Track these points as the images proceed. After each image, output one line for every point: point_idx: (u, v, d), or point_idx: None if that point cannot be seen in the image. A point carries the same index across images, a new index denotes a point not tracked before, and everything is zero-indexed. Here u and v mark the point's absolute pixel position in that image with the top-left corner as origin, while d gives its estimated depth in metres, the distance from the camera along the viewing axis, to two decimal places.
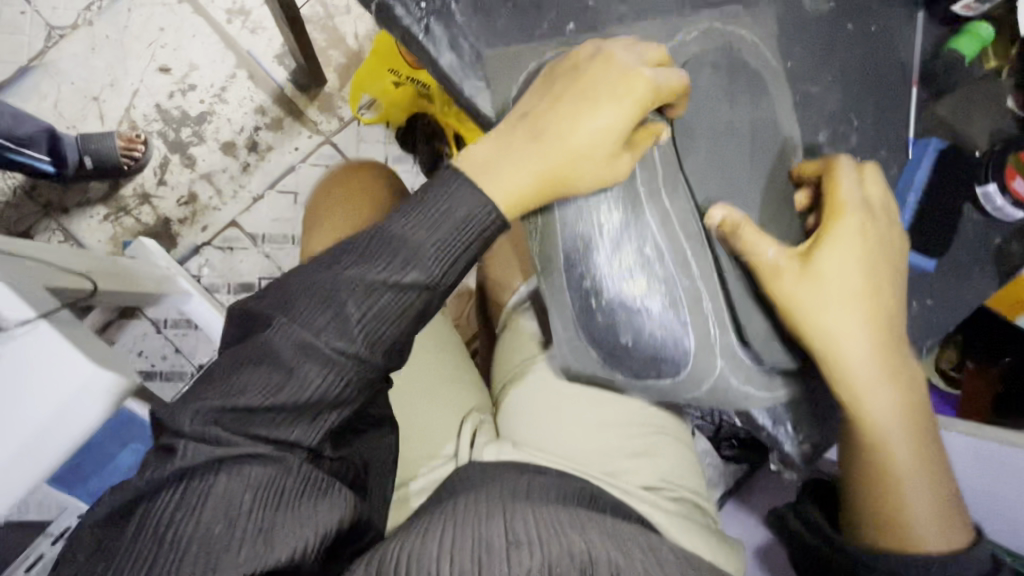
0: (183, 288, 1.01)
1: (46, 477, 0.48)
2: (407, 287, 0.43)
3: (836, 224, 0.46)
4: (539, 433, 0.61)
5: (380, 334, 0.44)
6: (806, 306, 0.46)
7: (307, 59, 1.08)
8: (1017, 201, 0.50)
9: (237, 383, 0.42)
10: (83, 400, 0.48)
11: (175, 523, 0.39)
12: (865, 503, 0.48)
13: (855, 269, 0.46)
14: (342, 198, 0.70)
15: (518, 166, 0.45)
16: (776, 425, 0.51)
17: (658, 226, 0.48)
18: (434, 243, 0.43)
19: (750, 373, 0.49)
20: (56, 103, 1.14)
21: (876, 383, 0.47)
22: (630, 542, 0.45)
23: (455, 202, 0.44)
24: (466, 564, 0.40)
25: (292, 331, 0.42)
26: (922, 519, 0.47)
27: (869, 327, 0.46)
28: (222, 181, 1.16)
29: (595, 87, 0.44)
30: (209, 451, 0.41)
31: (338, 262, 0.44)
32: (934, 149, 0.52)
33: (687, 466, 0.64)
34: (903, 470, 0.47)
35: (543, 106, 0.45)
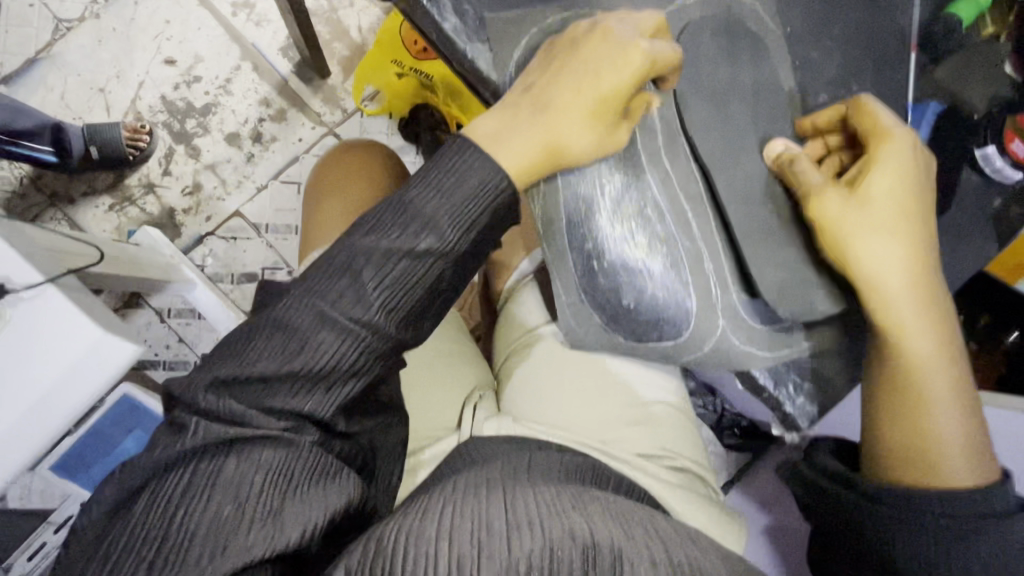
0: (187, 277, 1.02)
1: (54, 440, 0.48)
2: (423, 254, 0.42)
3: (885, 146, 0.47)
4: (544, 400, 0.62)
5: (395, 305, 0.42)
6: (854, 225, 0.46)
7: (311, 50, 1.09)
8: (1016, 162, 0.50)
9: (250, 357, 0.41)
10: (86, 367, 0.48)
11: (185, 503, 0.38)
12: (895, 432, 0.47)
13: (896, 188, 0.47)
14: (349, 177, 0.70)
15: (522, 137, 0.44)
16: (777, 385, 0.55)
17: (658, 185, 0.49)
18: (447, 209, 0.42)
19: (751, 332, 0.51)
20: (62, 95, 1.15)
21: (913, 307, 0.47)
22: (635, 523, 0.43)
23: (470, 170, 0.43)
24: (465, 544, 0.37)
25: (305, 301, 0.42)
26: (954, 449, 0.46)
27: (910, 252, 0.47)
28: (226, 171, 1.17)
29: (594, 58, 0.45)
30: (220, 432, 0.41)
31: (352, 232, 0.43)
32: (931, 115, 0.53)
33: (688, 436, 0.65)
34: (937, 398, 0.47)
35: (542, 80, 0.46)
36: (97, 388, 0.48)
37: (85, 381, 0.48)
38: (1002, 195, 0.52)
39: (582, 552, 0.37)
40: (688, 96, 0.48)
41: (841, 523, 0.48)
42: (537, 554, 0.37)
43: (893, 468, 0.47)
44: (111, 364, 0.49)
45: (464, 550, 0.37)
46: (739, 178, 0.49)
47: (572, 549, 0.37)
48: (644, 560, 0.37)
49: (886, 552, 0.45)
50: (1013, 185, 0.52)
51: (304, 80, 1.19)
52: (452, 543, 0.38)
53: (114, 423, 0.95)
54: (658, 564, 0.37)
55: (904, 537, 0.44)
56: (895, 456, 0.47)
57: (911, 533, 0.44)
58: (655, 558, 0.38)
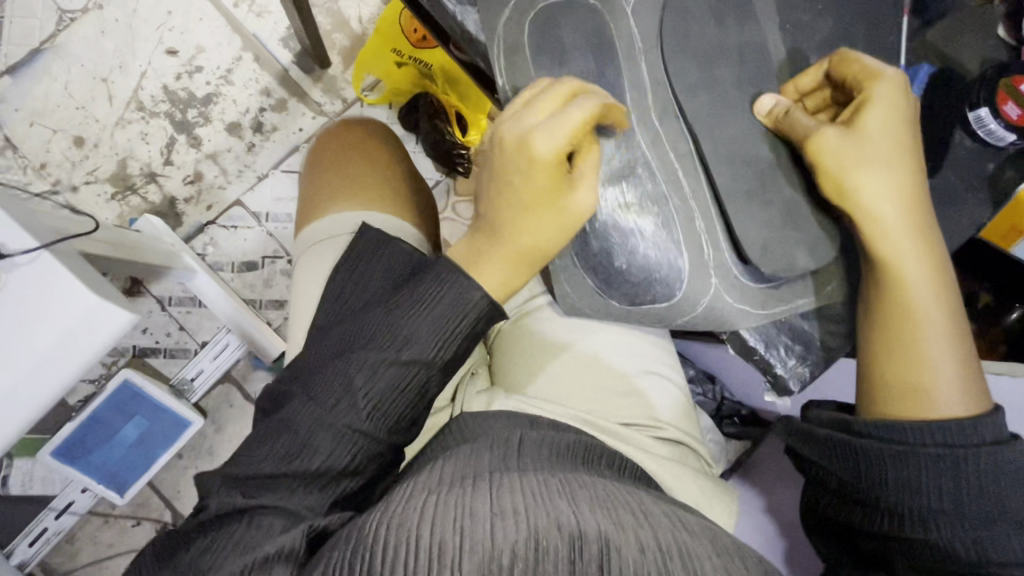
0: (187, 265, 1.00)
1: (48, 404, 0.48)
2: (405, 362, 0.46)
3: (878, 84, 0.47)
4: (534, 377, 0.62)
5: (384, 412, 0.46)
6: (852, 159, 0.46)
7: (312, 40, 1.09)
8: (1009, 125, 0.50)
9: (259, 455, 0.46)
10: (80, 333, 0.48)
11: (198, 562, 0.40)
12: (891, 367, 0.48)
13: (890, 129, 0.47)
14: (344, 157, 0.70)
15: (489, 261, 0.48)
16: (768, 347, 0.55)
17: (648, 143, 0.50)
18: (420, 320, 0.46)
19: (744, 289, 0.51)
20: (65, 85, 1.15)
21: (909, 245, 0.47)
22: (623, 510, 0.42)
23: (449, 286, 0.46)
24: (446, 533, 0.37)
25: (304, 405, 0.46)
26: (948, 380, 0.46)
27: (901, 192, 0.47)
28: (227, 160, 1.17)
29: (514, 171, 0.47)
30: (233, 502, 0.43)
31: (338, 360, 0.47)
32: (925, 74, 0.53)
33: (682, 413, 0.65)
34: (932, 331, 0.47)
35: (495, 205, 0.48)
36: (91, 354, 0.49)
37: (78, 347, 0.48)
38: (996, 158, 0.52)
39: (569, 542, 0.37)
40: (679, 60, 0.49)
41: (840, 485, 0.48)
42: (521, 544, 0.36)
43: (890, 404, 0.47)
44: (104, 330, 0.49)
45: (446, 536, 0.37)
46: (727, 136, 0.49)
47: (558, 539, 0.37)
48: (632, 548, 0.37)
49: (878, 493, 0.45)
50: (1009, 148, 0.52)
51: (305, 70, 1.19)
52: (434, 530, 0.37)
53: (116, 410, 0.96)
54: (646, 552, 0.37)
55: (898, 476, 0.45)
56: (891, 391, 0.47)
57: (903, 466, 0.44)
58: (642, 543, 0.38)
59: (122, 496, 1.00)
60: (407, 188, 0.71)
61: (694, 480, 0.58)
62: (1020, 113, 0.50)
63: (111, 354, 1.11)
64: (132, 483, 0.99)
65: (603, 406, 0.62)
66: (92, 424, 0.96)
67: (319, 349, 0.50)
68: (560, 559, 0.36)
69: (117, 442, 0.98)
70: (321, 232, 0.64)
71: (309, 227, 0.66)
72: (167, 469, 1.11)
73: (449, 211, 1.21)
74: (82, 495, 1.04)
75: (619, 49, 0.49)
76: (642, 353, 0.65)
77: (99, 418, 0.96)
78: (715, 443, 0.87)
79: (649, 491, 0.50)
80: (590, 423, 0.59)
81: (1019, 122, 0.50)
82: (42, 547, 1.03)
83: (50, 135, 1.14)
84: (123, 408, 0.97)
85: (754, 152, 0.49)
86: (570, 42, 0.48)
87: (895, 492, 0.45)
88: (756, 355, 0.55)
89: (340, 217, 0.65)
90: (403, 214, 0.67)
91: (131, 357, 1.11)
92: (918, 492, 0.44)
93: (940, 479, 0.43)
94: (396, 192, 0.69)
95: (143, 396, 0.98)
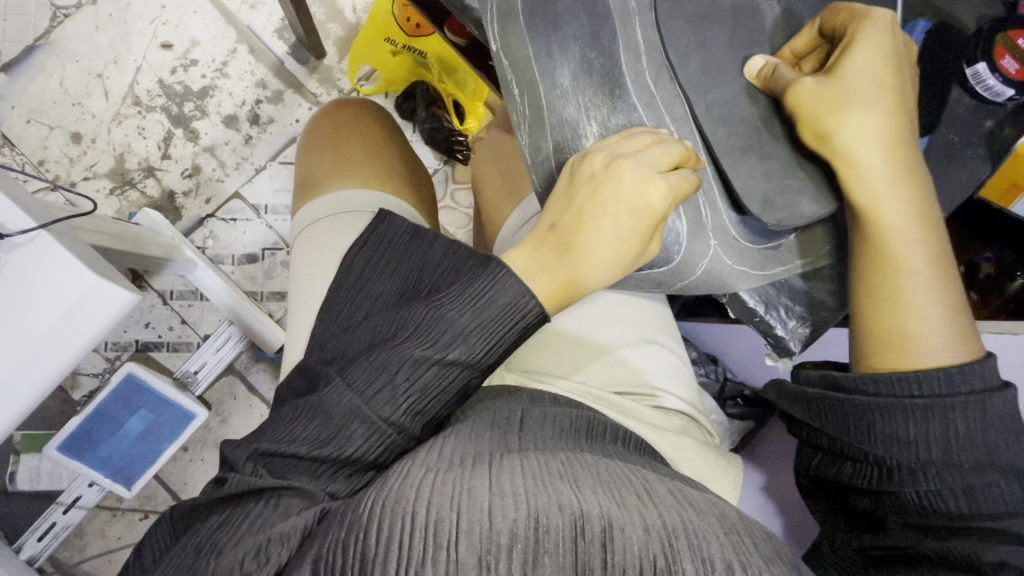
0: (188, 257, 1.01)
1: (55, 383, 0.49)
2: (451, 362, 0.45)
3: (866, 26, 0.47)
4: (539, 353, 0.62)
5: (422, 406, 0.46)
6: (833, 107, 0.46)
7: (306, 30, 1.08)
8: (1006, 79, 0.49)
9: (290, 434, 0.46)
10: (81, 312, 0.49)
11: (215, 535, 0.41)
12: (877, 314, 0.48)
13: (890, 86, 0.47)
14: (341, 136, 0.70)
15: (540, 272, 0.47)
16: (768, 309, 0.54)
17: (644, 109, 0.50)
18: (471, 323, 0.45)
19: (742, 249, 0.51)
20: (61, 81, 1.15)
21: (892, 190, 0.48)
22: (627, 489, 0.42)
23: (500, 289, 0.45)
24: (444, 509, 0.37)
25: (344, 393, 0.46)
26: (935, 329, 0.47)
27: (891, 143, 0.47)
28: (225, 153, 1.17)
29: (601, 205, 0.46)
30: (252, 481, 0.44)
31: (376, 351, 0.47)
32: (921, 32, 0.53)
33: (687, 386, 0.65)
34: (916, 278, 0.48)
35: (567, 218, 0.48)
36: (93, 334, 0.49)
37: (80, 327, 0.48)
38: (995, 114, 0.52)
39: (571, 521, 0.37)
40: (673, 22, 0.49)
41: (831, 446, 0.49)
42: (520, 523, 0.36)
43: (875, 358, 0.48)
44: (106, 309, 0.49)
45: (443, 514, 0.36)
46: (723, 96, 0.49)
47: (559, 520, 0.37)
48: (635, 527, 0.37)
49: (867, 447, 0.46)
50: (1008, 104, 0.51)
51: (301, 61, 1.19)
52: (430, 508, 0.37)
53: (120, 404, 0.97)
54: (649, 530, 0.37)
55: (901, 432, 0.45)
56: (878, 343, 0.48)
57: (909, 421, 0.45)
58: (646, 522, 0.37)
59: (129, 489, 0.99)
60: (402, 168, 0.71)
61: (696, 451, 0.58)
62: (1016, 68, 0.49)
63: (114, 349, 1.11)
64: (140, 475, 0.99)
65: (619, 381, 0.62)
66: (97, 418, 0.96)
67: (358, 341, 0.50)
68: (562, 540, 0.35)
69: (123, 433, 0.98)
70: (317, 212, 0.64)
71: (309, 204, 0.66)
72: (172, 462, 1.12)
73: (449, 199, 1.21)
74: (91, 489, 1.04)
75: (611, 12, 0.49)
76: (642, 324, 0.66)
77: (104, 411, 0.96)
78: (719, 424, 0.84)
79: (653, 467, 0.49)
80: (604, 399, 0.59)
81: (1015, 77, 0.49)
82: (51, 541, 1.02)
83: (47, 132, 1.14)
84: (126, 399, 0.97)
85: (747, 112, 0.49)
86: (563, 5, 0.48)
87: (882, 445, 0.46)
88: (757, 317, 0.54)
89: (336, 196, 0.65)
90: (398, 193, 0.68)
91: (135, 351, 1.12)
92: (923, 445, 0.45)
93: (932, 430, 0.44)
94: (391, 172, 0.69)
95: (144, 386, 0.98)
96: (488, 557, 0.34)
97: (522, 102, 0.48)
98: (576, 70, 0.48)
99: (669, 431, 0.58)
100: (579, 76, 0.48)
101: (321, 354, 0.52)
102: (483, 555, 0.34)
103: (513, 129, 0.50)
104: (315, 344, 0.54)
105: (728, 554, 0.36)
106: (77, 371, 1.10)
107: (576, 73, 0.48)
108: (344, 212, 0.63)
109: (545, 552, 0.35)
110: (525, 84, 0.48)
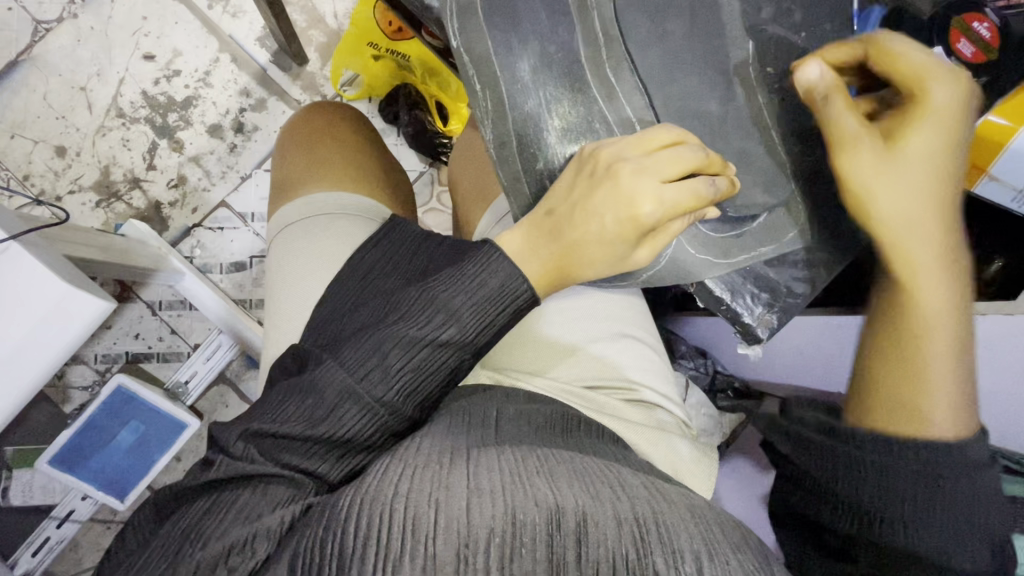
0: (175, 266, 1.00)
1: (30, 394, 0.50)
2: (443, 342, 0.46)
3: (932, 95, 0.47)
4: (514, 354, 0.62)
5: (416, 387, 0.46)
6: (887, 166, 0.47)
7: (287, 38, 1.09)
8: (963, 61, 0.51)
9: (281, 413, 0.45)
10: (53, 324, 0.49)
11: (201, 521, 0.40)
12: (890, 372, 0.47)
13: (945, 150, 0.47)
14: (315, 138, 0.70)
15: (532, 255, 0.47)
16: (734, 297, 0.55)
17: (605, 101, 0.50)
18: (467, 300, 0.46)
19: (705, 238, 0.52)
20: (44, 95, 1.15)
21: (935, 249, 0.48)
22: (601, 483, 0.42)
23: (492, 271, 0.46)
24: (421, 506, 0.37)
25: (337, 372, 0.45)
26: (944, 399, 0.45)
27: (936, 207, 0.48)
28: (210, 162, 1.17)
29: (597, 203, 0.46)
30: (241, 467, 0.43)
31: (367, 333, 0.47)
32: (876, 18, 0.53)
33: (665, 381, 0.66)
34: (930, 344, 0.46)
35: (564, 207, 0.48)
36: (67, 342, 0.50)
37: (54, 337, 0.49)
38: None
39: (547, 516, 0.37)
40: (632, 15, 0.50)
41: (814, 486, 0.48)
42: (498, 519, 0.36)
43: (884, 413, 0.46)
44: (78, 318, 0.50)
45: (421, 511, 0.36)
46: (682, 89, 0.51)
47: (536, 513, 0.37)
48: (609, 522, 0.37)
49: (852, 494, 0.45)
50: None
51: (283, 68, 1.19)
52: (408, 504, 0.37)
53: (111, 416, 0.97)
54: (621, 524, 0.37)
55: (905, 488, 0.44)
56: (890, 399, 0.46)
57: (915, 478, 0.44)
58: (619, 516, 0.38)
59: (122, 501, 0.98)
60: (376, 171, 0.71)
61: (673, 445, 0.59)
62: (972, 50, 0.51)
63: (104, 361, 1.11)
64: (133, 487, 0.99)
65: (597, 377, 0.62)
66: (87, 432, 0.96)
67: (351, 325, 0.50)
68: (538, 533, 0.36)
69: (113, 446, 0.98)
70: (290, 215, 0.65)
71: (284, 208, 0.66)
72: (165, 473, 1.11)
73: (434, 202, 1.21)
74: (83, 503, 1.05)
75: (571, 6, 0.49)
76: (617, 317, 0.66)
77: (96, 425, 0.96)
78: (707, 415, 0.89)
79: (629, 463, 0.49)
80: (576, 394, 0.60)
81: (972, 58, 0.52)
82: (46, 556, 1.04)
83: (31, 146, 1.14)
84: (119, 412, 0.98)
85: (703, 108, 0.51)
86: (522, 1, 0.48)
87: (867, 494, 0.45)
88: (724, 305, 0.54)
89: (309, 199, 0.65)
90: (373, 194, 0.68)
91: (125, 363, 1.11)
92: (929, 498, 0.43)
93: (937, 491, 0.43)
94: (363, 174, 0.69)
95: (135, 399, 0.99)
96: (466, 551, 0.34)
97: (483, 99, 0.49)
98: (536, 64, 0.49)
99: (645, 427, 0.59)
100: (539, 69, 0.49)
101: (315, 331, 0.53)
102: (461, 548, 0.35)
103: (477, 125, 0.50)
104: (311, 323, 0.54)
105: (698, 545, 0.36)
106: (67, 385, 1.10)
107: (536, 66, 0.49)
108: (319, 215, 0.64)
109: (522, 545, 0.35)
110: (486, 79, 0.48)
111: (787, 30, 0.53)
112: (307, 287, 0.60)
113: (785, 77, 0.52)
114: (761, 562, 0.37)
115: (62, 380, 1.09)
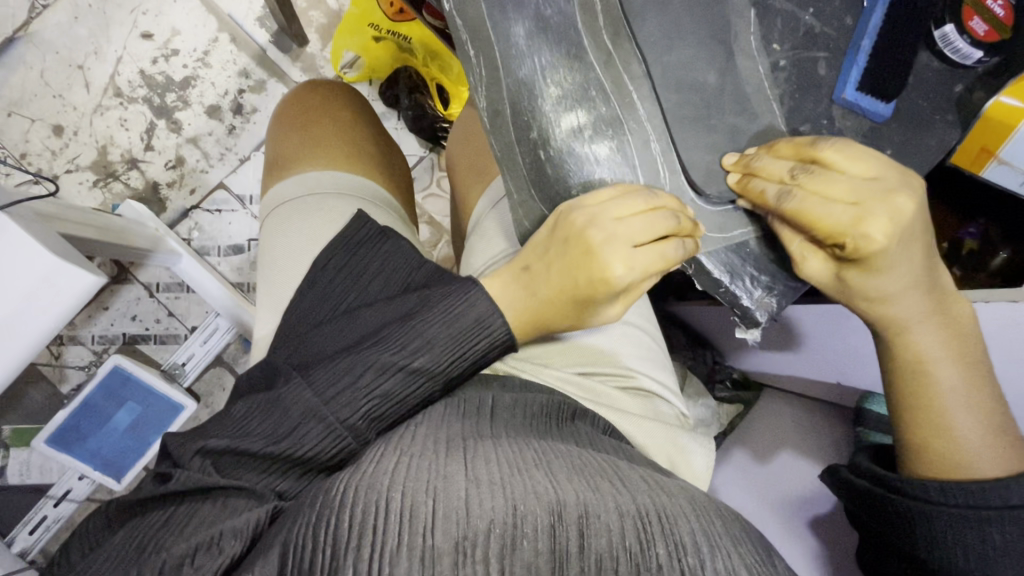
0: (171, 248, 1.00)
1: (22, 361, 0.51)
2: (416, 371, 0.46)
3: (865, 223, 0.44)
4: None
5: (383, 412, 0.46)
6: (828, 288, 0.50)
7: (287, 19, 1.07)
8: (975, 40, 0.50)
9: (244, 428, 0.46)
10: (45, 295, 0.51)
11: (159, 534, 0.40)
12: (917, 431, 0.50)
13: (910, 251, 0.46)
14: (310, 115, 0.70)
15: (508, 305, 0.50)
16: (733, 279, 0.52)
17: (602, 68, 0.49)
18: (440, 334, 0.46)
19: (701, 216, 0.51)
20: (41, 73, 1.13)
21: (924, 324, 0.49)
22: (601, 477, 0.41)
23: (471, 304, 0.47)
24: (419, 495, 0.35)
25: (304, 391, 0.46)
26: (974, 447, 0.48)
27: (918, 286, 0.48)
28: (209, 144, 1.16)
29: (561, 262, 0.48)
30: (201, 479, 0.43)
31: (336, 360, 0.47)
32: None
33: (662, 369, 0.66)
34: (949, 402, 0.49)
35: (538, 261, 0.49)
36: (60, 313, 0.51)
37: (45, 308, 0.51)
38: (965, 79, 0.52)
39: (548, 509, 0.35)
40: None
41: (879, 529, 0.51)
42: (501, 511, 0.34)
43: (923, 465, 0.50)
44: (69, 289, 0.51)
45: (418, 499, 0.35)
46: (680, 58, 0.50)
47: (537, 507, 0.35)
48: (610, 513, 0.36)
49: (914, 544, 0.48)
50: (976, 68, 0.52)
51: (283, 50, 1.18)
52: (405, 493, 0.35)
53: (109, 396, 0.97)
54: (624, 516, 0.36)
55: (956, 531, 0.46)
56: (929, 454, 0.49)
57: (979, 531, 0.45)
58: (621, 508, 0.37)
59: (119, 482, 0.98)
60: (374, 149, 0.71)
61: (667, 434, 0.58)
62: (985, 29, 0.49)
63: (101, 342, 1.10)
64: (129, 468, 0.98)
65: (593, 364, 0.62)
66: (84, 412, 0.97)
67: (321, 345, 0.50)
68: (540, 526, 0.34)
69: (109, 427, 0.98)
70: (285, 192, 0.64)
71: (278, 185, 0.65)
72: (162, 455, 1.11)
73: (434, 187, 1.20)
74: (81, 482, 1.04)
75: None
76: None
77: (93, 406, 0.97)
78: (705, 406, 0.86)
79: (626, 459, 0.47)
80: (572, 382, 0.59)
81: (983, 37, 0.50)
82: (43, 534, 1.03)
83: (28, 125, 1.13)
84: (114, 394, 0.97)
85: (699, 80, 0.50)
86: None
87: (926, 548, 0.47)
88: (722, 288, 0.52)
89: (304, 177, 0.64)
90: (370, 172, 0.68)
91: (122, 344, 1.11)
92: (988, 552, 0.45)
93: (989, 539, 0.45)
94: (359, 153, 0.69)
95: (132, 381, 0.99)
96: (464, 543, 0.32)
97: (477, 64, 0.47)
98: (531, 28, 0.48)
99: (637, 415, 0.58)
100: (534, 35, 0.48)
101: (282, 344, 0.53)
102: (460, 541, 0.33)
103: (470, 90, 0.48)
104: (279, 335, 0.55)
105: (698, 536, 0.36)
106: (64, 364, 1.09)
107: (532, 30, 0.48)
108: (311, 194, 0.63)
109: (523, 536, 0.33)
110: (479, 43, 0.47)
111: (794, 7, 0.52)
112: (302, 263, 0.60)
113: (790, 54, 0.52)
114: (760, 555, 0.37)
115: (58, 359, 1.09)
